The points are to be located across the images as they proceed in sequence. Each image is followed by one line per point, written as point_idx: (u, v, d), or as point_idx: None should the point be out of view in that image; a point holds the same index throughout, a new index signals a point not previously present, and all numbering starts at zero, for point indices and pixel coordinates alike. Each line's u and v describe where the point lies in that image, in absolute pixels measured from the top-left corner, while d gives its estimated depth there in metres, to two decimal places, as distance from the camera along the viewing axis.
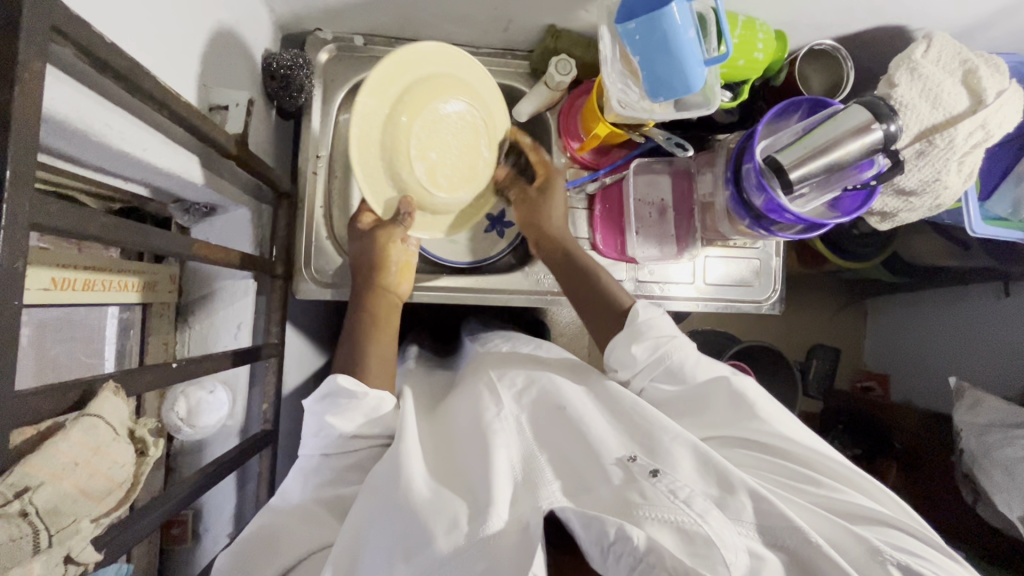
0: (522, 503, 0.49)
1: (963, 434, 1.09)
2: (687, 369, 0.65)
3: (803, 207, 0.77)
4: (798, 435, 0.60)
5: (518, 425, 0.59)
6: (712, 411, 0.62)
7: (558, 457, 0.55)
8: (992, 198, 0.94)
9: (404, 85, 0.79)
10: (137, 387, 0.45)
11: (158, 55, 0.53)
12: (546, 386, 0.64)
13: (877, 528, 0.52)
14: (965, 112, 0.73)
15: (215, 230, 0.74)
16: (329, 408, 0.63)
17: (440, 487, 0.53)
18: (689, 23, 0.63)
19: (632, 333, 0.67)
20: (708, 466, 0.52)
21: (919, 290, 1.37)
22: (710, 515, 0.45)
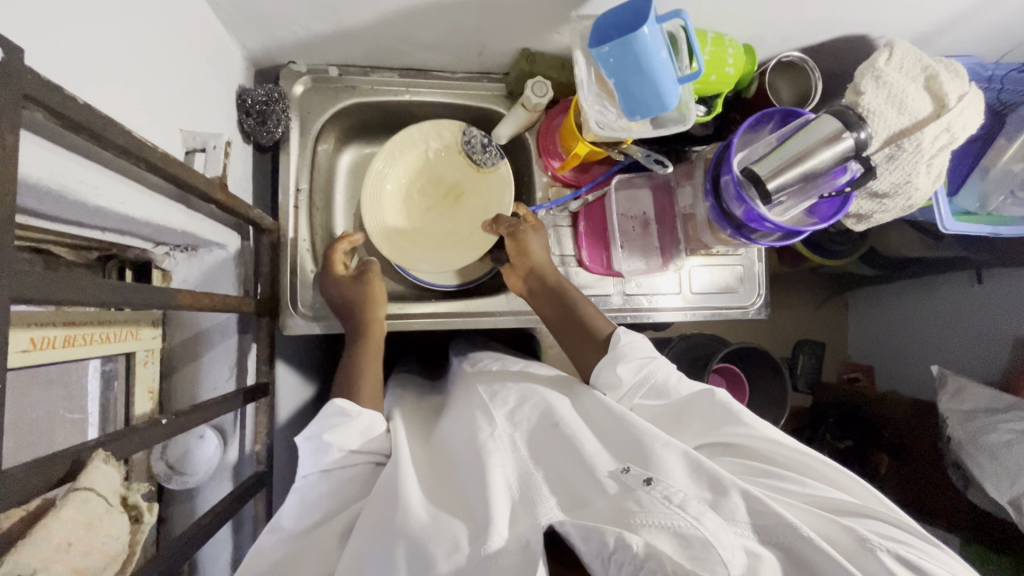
0: (521, 522, 0.48)
1: (949, 422, 1.12)
2: (671, 386, 0.66)
3: (781, 216, 0.78)
4: (780, 436, 0.58)
5: (513, 444, 0.59)
6: (693, 422, 0.62)
7: (553, 472, 0.54)
8: (959, 194, 0.98)
9: (444, 141, 0.91)
10: (128, 447, 0.43)
11: (130, 103, 0.52)
12: (539, 402, 0.64)
13: (861, 519, 0.50)
14: (929, 116, 0.75)
15: (197, 272, 0.72)
16: (325, 426, 0.63)
17: (439, 512, 0.52)
18: (661, 44, 0.64)
19: (617, 354, 0.69)
20: (699, 471, 0.51)
21: (898, 281, 1.41)
22: (705, 515, 0.45)
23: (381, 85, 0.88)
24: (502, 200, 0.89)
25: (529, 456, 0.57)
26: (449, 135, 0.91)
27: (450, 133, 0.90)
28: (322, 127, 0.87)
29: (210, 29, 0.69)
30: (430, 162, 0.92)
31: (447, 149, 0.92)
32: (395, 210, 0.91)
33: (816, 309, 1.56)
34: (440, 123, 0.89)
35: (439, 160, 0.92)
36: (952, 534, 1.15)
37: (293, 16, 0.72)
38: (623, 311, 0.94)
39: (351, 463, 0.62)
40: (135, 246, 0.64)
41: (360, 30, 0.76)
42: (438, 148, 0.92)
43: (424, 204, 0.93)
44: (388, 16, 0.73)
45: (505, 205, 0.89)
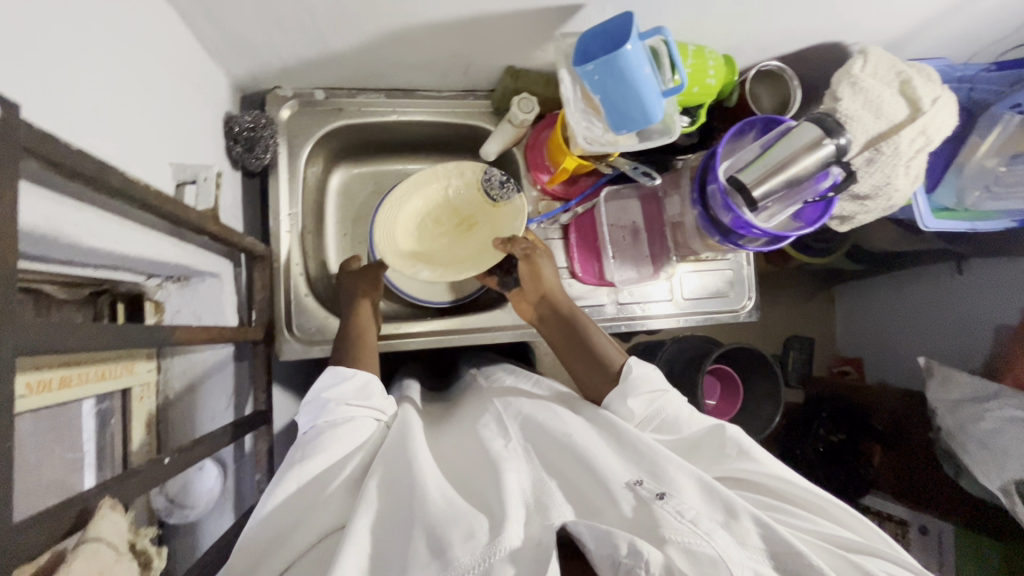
0: (534, 524, 0.49)
1: (939, 412, 1.14)
2: (681, 422, 0.65)
3: (768, 221, 0.80)
4: (790, 474, 0.59)
5: (526, 453, 0.59)
6: (704, 453, 0.62)
7: (566, 481, 0.55)
8: (938, 190, 1.02)
9: (464, 174, 0.89)
10: (133, 489, 0.43)
11: (121, 140, 0.52)
12: (550, 414, 0.65)
13: (868, 557, 0.52)
14: (906, 120, 0.77)
15: (191, 302, 0.72)
16: (325, 384, 0.67)
17: (452, 496, 0.52)
18: (645, 60, 0.66)
19: (627, 386, 0.67)
20: (713, 494, 0.51)
21: (882, 275, 1.44)
22: (716, 534, 0.46)
23: (368, 106, 0.88)
24: (514, 229, 0.86)
25: (541, 466, 0.57)
26: (469, 167, 0.89)
27: (472, 165, 0.89)
28: (310, 150, 0.87)
29: (194, 59, 0.70)
30: (447, 195, 0.90)
31: (466, 182, 0.90)
32: (407, 234, 0.88)
33: (803, 305, 1.58)
34: (462, 163, 0.89)
35: (455, 192, 0.90)
36: (945, 522, 1.18)
37: (278, 42, 0.73)
38: (616, 320, 0.95)
39: (350, 414, 0.64)
40: (126, 280, 0.64)
41: (345, 53, 0.77)
42: (457, 180, 0.90)
43: (437, 231, 0.90)
44: (373, 39, 0.74)
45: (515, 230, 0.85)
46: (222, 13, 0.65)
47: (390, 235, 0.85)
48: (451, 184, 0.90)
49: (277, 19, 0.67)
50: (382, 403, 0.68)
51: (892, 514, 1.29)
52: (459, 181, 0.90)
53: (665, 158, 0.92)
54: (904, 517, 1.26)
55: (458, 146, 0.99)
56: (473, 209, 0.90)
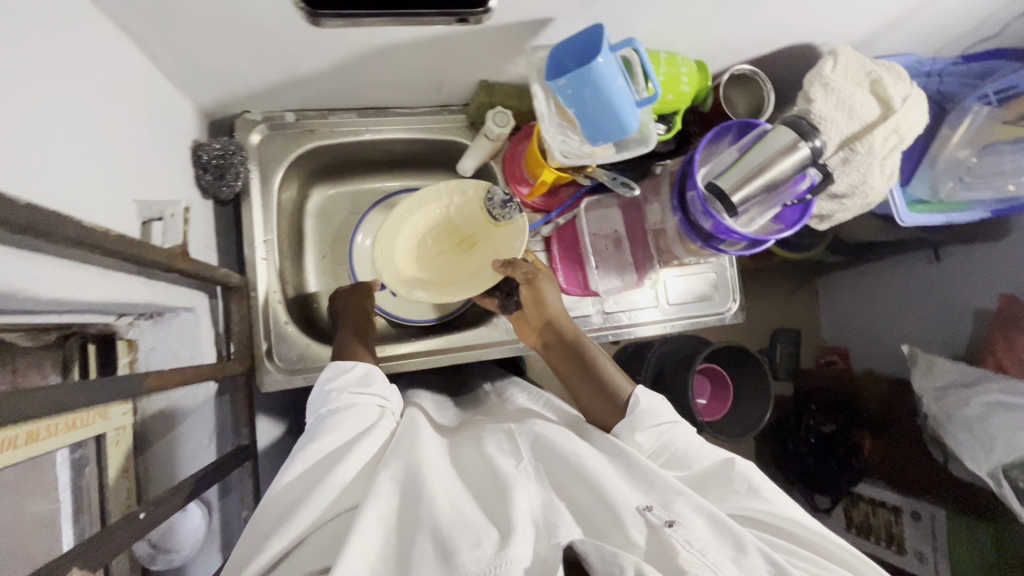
0: (540, 544, 0.47)
1: (925, 399, 1.16)
2: (691, 456, 0.63)
3: (746, 226, 0.80)
4: (805, 518, 0.58)
5: (536, 473, 0.57)
6: (711, 487, 0.61)
7: (576, 505, 0.52)
8: (912, 183, 1.03)
9: (463, 192, 0.86)
10: (107, 551, 0.42)
11: (75, 181, 0.50)
12: (559, 432, 0.62)
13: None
14: (877, 119, 0.78)
15: (166, 338, 0.69)
16: (328, 377, 0.67)
17: (461, 506, 0.51)
18: (617, 72, 0.65)
19: (636, 419, 0.65)
20: (720, 526, 0.50)
21: (863, 265, 1.46)
22: (723, 566, 0.46)
23: (341, 126, 0.86)
24: (513, 249, 0.83)
25: (549, 487, 0.55)
26: (467, 185, 0.86)
27: (471, 182, 0.85)
28: (283, 174, 0.85)
29: (156, 89, 0.68)
30: (447, 213, 0.88)
31: (465, 200, 0.87)
32: (406, 250, 0.87)
33: (788, 298, 1.59)
34: (464, 181, 0.85)
35: (455, 211, 0.88)
36: (938, 505, 1.18)
37: (243, 68, 0.71)
38: (603, 329, 0.94)
39: (352, 401, 0.64)
40: (95, 322, 0.61)
41: (313, 75, 0.75)
42: (456, 198, 0.87)
43: (436, 250, 0.88)
44: (341, 61, 0.72)
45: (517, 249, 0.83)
46: (183, 42, 0.64)
47: (389, 256, 0.85)
48: (451, 202, 0.87)
49: (241, 45, 0.66)
50: (384, 391, 0.68)
51: (883, 500, 1.28)
52: (459, 199, 0.87)
53: (644, 165, 0.92)
54: (896, 503, 1.25)
55: (435, 162, 0.97)
56: (474, 228, 0.87)
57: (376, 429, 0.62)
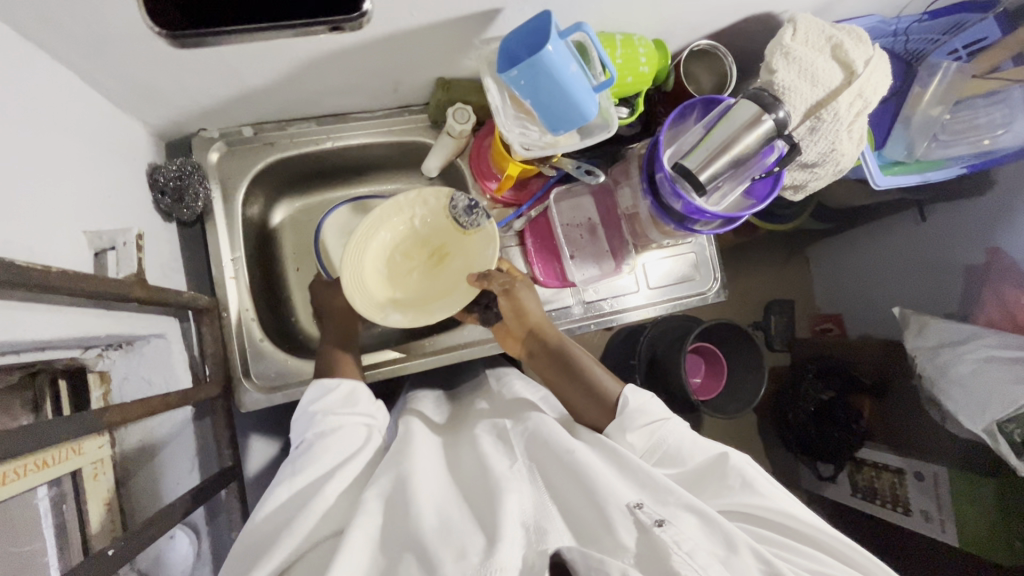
0: (528, 551, 0.46)
1: (919, 359, 1.16)
2: (685, 452, 0.62)
3: (718, 203, 0.79)
4: (804, 512, 0.57)
5: (531, 475, 0.56)
6: (707, 484, 0.60)
7: (567, 508, 0.51)
8: (887, 145, 1.01)
9: (424, 202, 0.85)
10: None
11: (4, 221, 0.48)
12: (553, 429, 0.61)
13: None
14: (841, 84, 0.77)
15: (138, 366, 0.69)
16: (310, 399, 0.67)
17: (449, 516, 0.50)
18: (569, 58, 0.64)
19: (625, 420, 0.64)
20: (712, 524, 0.49)
21: (853, 230, 1.44)
22: (712, 567, 0.45)
23: (302, 136, 0.85)
24: (487, 258, 0.81)
25: (545, 486, 0.55)
26: (428, 194, 0.85)
27: (432, 191, 0.84)
28: (246, 190, 0.84)
29: (102, 117, 0.67)
30: (412, 225, 0.86)
31: (428, 210, 0.86)
32: (376, 271, 0.84)
33: (779, 269, 1.58)
34: (424, 190, 0.84)
35: (419, 223, 0.87)
36: (940, 466, 1.15)
37: (189, 86, 0.70)
38: (586, 319, 0.93)
39: (337, 423, 0.63)
40: (59, 358, 0.60)
41: (262, 88, 0.74)
42: (418, 209, 0.85)
43: (407, 266, 0.87)
44: (289, 72, 0.71)
45: (489, 259, 0.81)
46: (120, 65, 0.62)
47: (358, 280, 0.81)
48: (414, 214, 0.86)
49: (179, 64, 0.64)
50: (369, 409, 0.68)
51: (886, 463, 1.28)
52: (421, 210, 0.86)
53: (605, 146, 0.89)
54: (899, 465, 1.24)
55: (403, 164, 0.96)
56: (442, 238, 0.87)
57: (362, 452, 0.61)
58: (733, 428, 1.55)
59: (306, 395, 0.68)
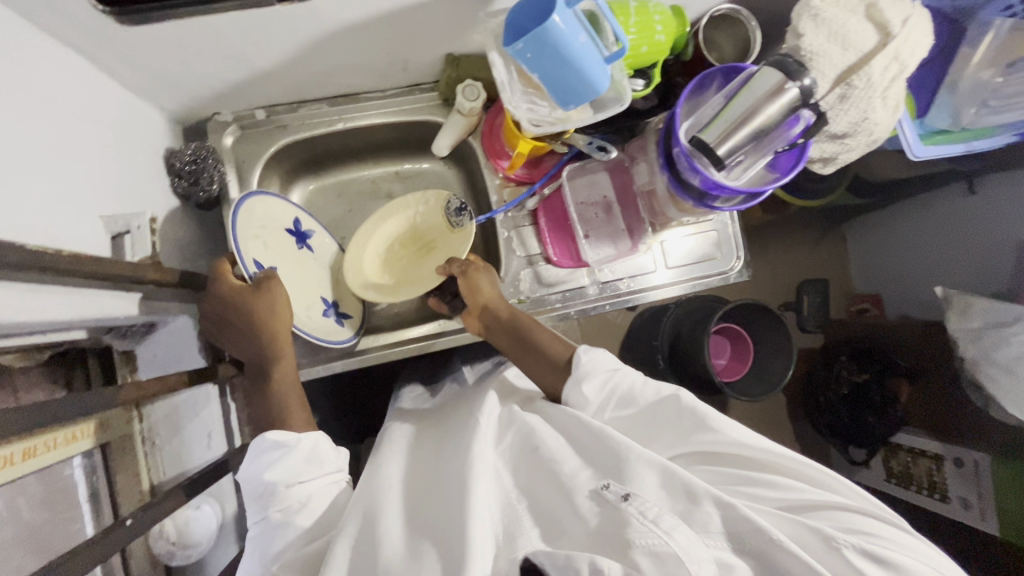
0: (500, 560, 0.47)
1: (960, 342, 1.10)
2: (638, 396, 0.62)
3: (741, 175, 0.75)
4: (753, 437, 0.56)
5: (497, 474, 0.56)
6: (666, 431, 0.60)
7: (535, 502, 0.52)
8: (931, 113, 0.94)
9: (421, 204, 0.90)
10: (87, 562, 0.43)
11: (24, 208, 0.50)
12: (520, 428, 0.60)
13: (827, 513, 0.50)
14: (875, 47, 0.71)
15: (161, 346, 0.72)
16: (264, 465, 0.58)
17: (415, 538, 0.51)
18: (577, 29, 0.61)
19: (580, 375, 0.65)
20: (673, 481, 0.49)
21: (893, 203, 1.37)
22: (677, 529, 0.45)
23: (312, 118, 0.85)
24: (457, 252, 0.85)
25: (513, 485, 0.55)
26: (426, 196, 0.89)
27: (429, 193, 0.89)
28: (261, 174, 0.85)
29: (117, 104, 0.68)
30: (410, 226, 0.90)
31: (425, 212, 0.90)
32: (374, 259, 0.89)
33: (813, 248, 1.52)
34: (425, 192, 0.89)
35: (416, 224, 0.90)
36: (982, 451, 1.10)
37: (199, 69, 0.70)
38: (601, 300, 0.91)
39: (304, 497, 0.57)
40: (86, 338, 0.64)
41: (272, 69, 0.74)
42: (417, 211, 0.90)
43: (397, 257, 0.89)
44: (295, 53, 0.71)
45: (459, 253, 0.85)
46: (131, 50, 0.63)
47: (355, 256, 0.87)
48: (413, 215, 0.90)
49: (187, 47, 0.65)
50: (335, 462, 0.62)
51: (924, 449, 1.23)
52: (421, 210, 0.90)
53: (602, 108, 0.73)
54: (937, 451, 1.19)
55: (416, 144, 0.95)
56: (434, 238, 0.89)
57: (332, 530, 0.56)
58: (762, 413, 1.50)
59: (251, 453, 0.59)
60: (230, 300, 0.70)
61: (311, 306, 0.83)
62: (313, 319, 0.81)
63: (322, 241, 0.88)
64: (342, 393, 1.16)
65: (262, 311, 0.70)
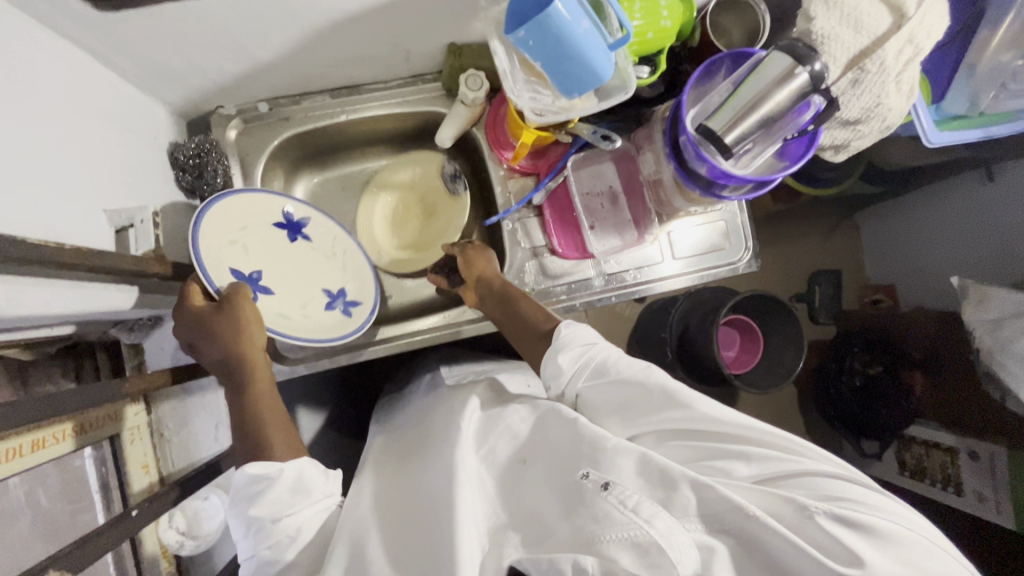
0: (488, 566, 0.50)
1: (976, 333, 1.07)
2: (611, 370, 0.62)
3: (750, 164, 0.74)
4: (721, 409, 0.55)
5: (479, 479, 0.58)
6: (637, 408, 0.58)
7: (519, 508, 0.54)
8: (947, 98, 0.92)
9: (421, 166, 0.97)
10: (93, 552, 0.44)
11: (27, 202, 0.51)
12: (499, 432, 0.63)
13: (800, 482, 0.49)
14: (889, 29, 0.69)
15: (169, 337, 0.74)
16: (248, 501, 0.55)
17: (399, 550, 0.52)
18: (580, 15, 0.60)
19: (557, 343, 0.65)
20: (650, 466, 0.49)
21: (908, 191, 1.34)
22: (659, 516, 0.45)
23: (315, 110, 0.85)
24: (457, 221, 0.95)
25: (495, 493, 0.57)
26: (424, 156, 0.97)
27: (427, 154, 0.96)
28: (265, 167, 0.85)
29: (121, 98, 0.69)
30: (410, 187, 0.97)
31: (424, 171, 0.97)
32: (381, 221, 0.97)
33: (826, 237, 1.49)
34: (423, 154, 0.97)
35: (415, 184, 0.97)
36: (996, 444, 1.08)
37: (201, 62, 0.70)
38: (607, 291, 0.90)
39: (294, 530, 0.54)
40: (94, 331, 0.65)
41: (274, 61, 0.73)
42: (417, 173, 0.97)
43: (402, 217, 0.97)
44: (295, 45, 0.71)
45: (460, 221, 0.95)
46: (132, 44, 0.63)
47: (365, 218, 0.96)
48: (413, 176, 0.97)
49: (187, 39, 0.65)
50: (326, 487, 0.59)
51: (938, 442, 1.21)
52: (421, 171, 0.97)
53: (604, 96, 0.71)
54: (952, 443, 1.17)
55: (419, 135, 0.94)
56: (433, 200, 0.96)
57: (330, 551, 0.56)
58: (772, 404, 1.49)
59: (234, 485, 0.56)
60: (194, 322, 0.63)
61: (308, 302, 0.82)
62: (310, 317, 0.80)
63: (318, 228, 0.85)
64: (350, 385, 1.17)
65: (229, 332, 0.63)
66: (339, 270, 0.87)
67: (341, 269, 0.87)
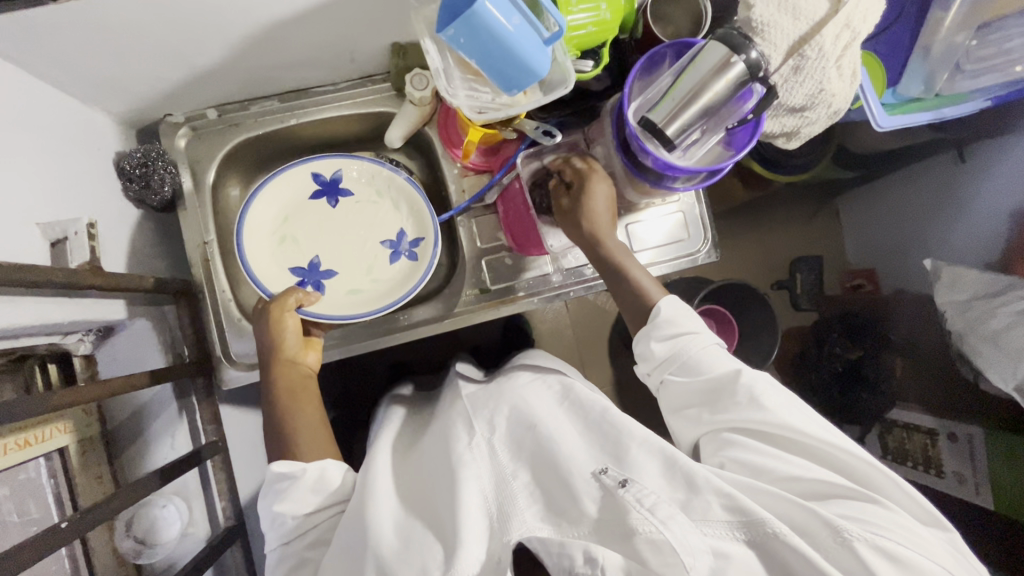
0: (496, 542, 0.51)
1: (949, 315, 1.08)
2: (705, 364, 0.64)
3: (694, 155, 0.73)
4: (811, 428, 0.58)
5: (491, 450, 0.59)
6: (722, 398, 0.62)
7: (537, 482, 0.55)
8: (903, 81, 0.92)
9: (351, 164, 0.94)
10: (17, 564, 0.44)
11: None
12: (512, 399, 0.66)
13: (853, 504, 0.53)
14: (828, 14, 0.69)
15: (120, 350, 0.73)
16: (274, 497, 0.59)
17: (409, 530, 0.54)
18: (509, 11, 0.60)
19: (653, 327, 0.67)
20: (675, 470, 0.52)
21: (884, 173, 1.32)
22: (674, 519, 0.47)
23: (265, 115, 0.85)
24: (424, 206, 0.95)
25: (507, 459, 0.58)
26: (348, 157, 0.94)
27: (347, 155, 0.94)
28: (217, 173, 0.85)
29: (60, 109, 0.68)
30: None
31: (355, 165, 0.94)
32: None
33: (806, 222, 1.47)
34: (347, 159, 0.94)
35: None
36: (975, 425, 1.08)
37: (141, 70, 0.70)
38: (565, 287, 0.90)
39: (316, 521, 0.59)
40: (40, 343, 0.64)
41: (216, 67, 0.73)
42: None
43: None
44: (235, 50, 0.71)
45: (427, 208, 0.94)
46: (65, 57, 0.63)
47: None
48: None
49: (121, 48, 0.65)
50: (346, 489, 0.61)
51: (918, 424, 1.19)
52: None
53: (550, 92, 0.70)
54: (931, 426, 1.16)
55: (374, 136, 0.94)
56: None
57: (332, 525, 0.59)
58: None
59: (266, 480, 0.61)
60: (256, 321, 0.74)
61: (375, 263, 0.87)
62: (378, 277, 0.86)
63: (354, 178, 0.87)
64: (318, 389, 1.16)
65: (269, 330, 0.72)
66: (394, 210, 0.87)
67: (394, 207, 0.87)
